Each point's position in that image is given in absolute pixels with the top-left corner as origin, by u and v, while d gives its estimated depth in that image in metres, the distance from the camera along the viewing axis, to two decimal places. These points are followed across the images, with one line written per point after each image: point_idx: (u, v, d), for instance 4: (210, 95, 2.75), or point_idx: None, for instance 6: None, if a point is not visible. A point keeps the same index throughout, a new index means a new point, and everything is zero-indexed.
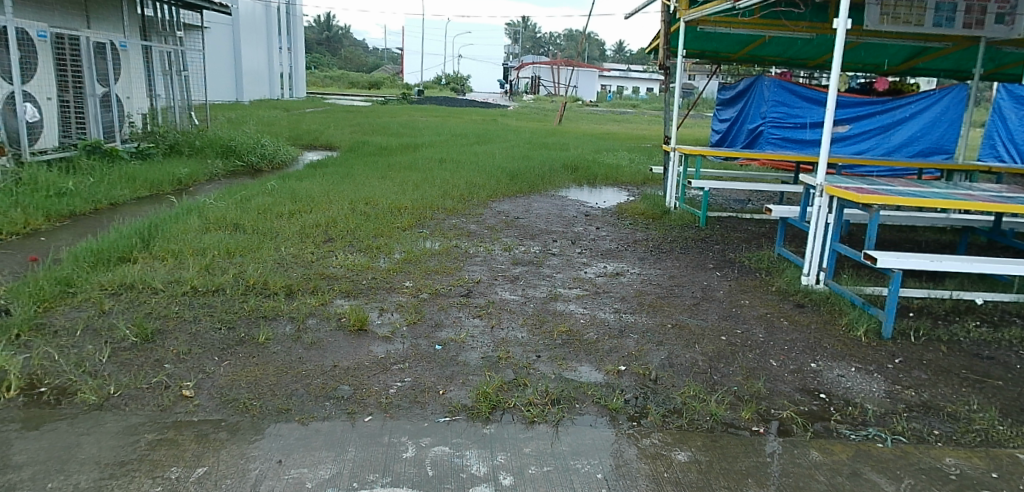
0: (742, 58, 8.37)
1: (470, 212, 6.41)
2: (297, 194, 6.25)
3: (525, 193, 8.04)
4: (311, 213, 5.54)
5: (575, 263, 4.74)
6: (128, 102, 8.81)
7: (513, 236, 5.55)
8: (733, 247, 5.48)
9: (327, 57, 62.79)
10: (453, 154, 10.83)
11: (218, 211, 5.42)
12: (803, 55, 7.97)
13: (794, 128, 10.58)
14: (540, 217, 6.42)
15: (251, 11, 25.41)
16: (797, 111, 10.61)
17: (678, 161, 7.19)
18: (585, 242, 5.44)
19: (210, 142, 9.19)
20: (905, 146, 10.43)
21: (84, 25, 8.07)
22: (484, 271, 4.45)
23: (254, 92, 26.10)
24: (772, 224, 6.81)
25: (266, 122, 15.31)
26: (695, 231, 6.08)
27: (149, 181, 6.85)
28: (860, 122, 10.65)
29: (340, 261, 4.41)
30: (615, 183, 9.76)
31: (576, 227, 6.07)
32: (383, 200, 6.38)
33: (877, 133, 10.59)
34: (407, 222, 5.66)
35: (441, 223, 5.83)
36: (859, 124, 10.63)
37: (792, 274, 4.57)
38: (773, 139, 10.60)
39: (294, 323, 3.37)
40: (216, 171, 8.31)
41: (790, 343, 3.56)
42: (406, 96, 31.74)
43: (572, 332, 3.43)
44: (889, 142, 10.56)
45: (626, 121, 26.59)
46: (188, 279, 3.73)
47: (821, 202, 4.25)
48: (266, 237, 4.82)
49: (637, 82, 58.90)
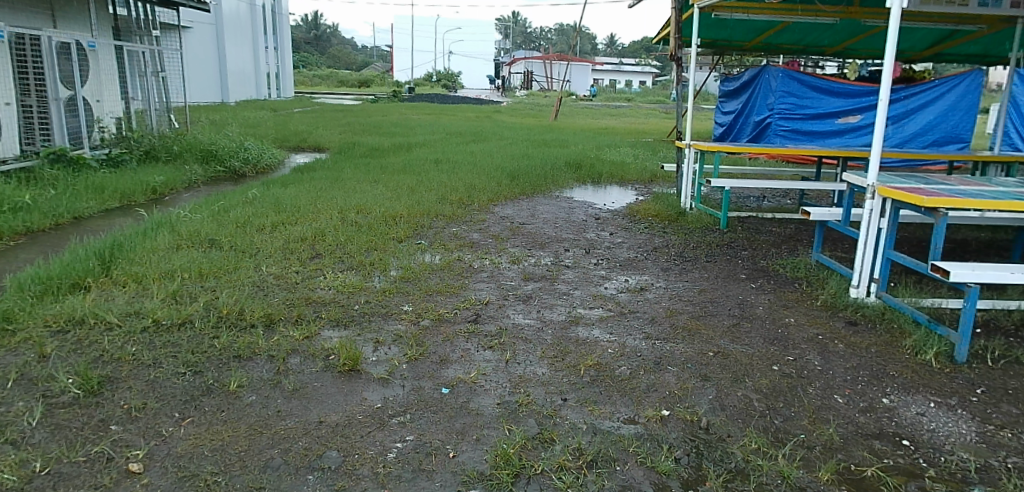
0: (756, 47, 7.88)
1: (471, 219, 5.91)
2: (281, 203, 5.72)
3: (528, 196, 7.53)
4: (297, 225, 5.03)
5: (594, 277, 4.24)
6: (99, 106, 8.25)
7: (520, 245, 5.06)
8: (763, 254, 4.98)
9: (316, 56, 62.07)
10: (449, 154, 10.31)
11: (193, 225, 4.89)
12: (821, 42, 7.52)
13: (802, 119, 10.12)
14: (547, 222, 5.94)
15: (236, 10, 24.80)
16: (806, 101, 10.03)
17: (695, 158, 6.66)
18: (601, 251, 4.94)
19: (189, 147, 8.65)
20: (918, 136, 9.84)
21: (49, 25, 7.52)
22: (492, 290, 3.93)
23: (241, 94, 25.51)
24: (797, 224, 6.33)
25: (253, 124, 14.77)
26: (718, 234, 5.60)
27: (118, 191, 6.40)
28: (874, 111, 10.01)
29: (327, 282, 3.90)
30: (621, 181, 9.26)
31: (589, 233, 5.57)
32: (377, 207, 5.86)
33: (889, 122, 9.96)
34: (404, 232, 5.15)
35: (440, 232, 5.33)
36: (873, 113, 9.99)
37: (836, 285, 4.08)
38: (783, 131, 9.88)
39: (273, 364, 2.84)
40: (195, 178, 7.78)
41: (854, 372, 3.05)
42: (397, 94, 31.17)
43: (602, 366, 2.91)
44: (901, 132, 9.93)
45: (622, 115, 26.17)
46: (150, 311, 3.22)
47: (873, 204, 3.77)
48: (244, 254, 4.33)
49: (630, 76, 58.52)
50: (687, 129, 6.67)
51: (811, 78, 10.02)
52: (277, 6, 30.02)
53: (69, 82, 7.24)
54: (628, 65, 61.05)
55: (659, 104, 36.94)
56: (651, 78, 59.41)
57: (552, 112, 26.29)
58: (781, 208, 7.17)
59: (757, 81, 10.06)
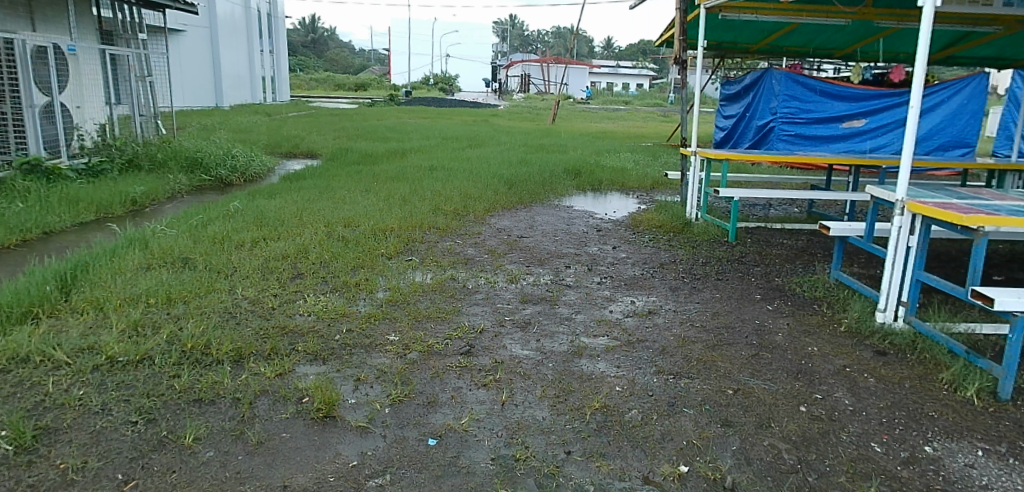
0: (762, 49, 7.59)
1: (466, 231, 5.59)
2: (264, 216, 5.38)
3: (526, 205, 7.21)
4: (279, 241, 4.71)
5: (597, 299, 3.92)
6: (79, 112, 7.91)
7: (518, 261, 4.74)
8: (777, 270, 4.67)
9: (313, 60, 61.81)
10: (443, 160, 9.99)
11: (167, 241, 4.57)
12: (830, 45, 7.26)
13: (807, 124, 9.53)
14: (547, 235, 5.63)
15: (230, 13, 24.47)
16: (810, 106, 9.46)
17: (701, 166, 6.35)
18: (604, 268, 4.62)
19: (173, 155, 8.31)
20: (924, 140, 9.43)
21: (25, 28, 7.19)
22: (487, 314, 3.61)
23: (235, 98, 25.18)
24: (808, 235, 6.02)
25: (245, 129, 14.45)
26: (727, 248, 5.29)
27: (94, 204, 6.06)
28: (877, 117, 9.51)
29: (307, 307, 3.57)
30: (622, 189, 8.94)
31: (590, 247, 5.25)
32: (366, 220, 5.53)
33: None
34: (394, 247, 4.83)
35: (433, 247, 5.01)
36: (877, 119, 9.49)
37: (860, 307, 3.77)
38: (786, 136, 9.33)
39: (238, 410, 2.51)
40: (178, 187, 7.45)
41: (890, 413, 2.73)
42: (393, 98, 30.88)
43: (610, 409, 2.59)
44: None
45: (620, 118, 25.94)
46: (105, 345, 2.89)
47: (902, 221, 3.45)
48: (219, 275, 4.00)
49: (627, 78, 58.38)
50: (692, 134, 6.34)
51: (815, 82, 9.52)
52: (272, 8, 29.69)
53: (45, 88, 6.90)
54: (626, 68, 60.84)
55: (657, 107, 36.69)
56: (649, 80, 59.31)
57: (550, 115, 26.01)
58: (790, 217, 6.87)
59: (759, 85, 9.51)
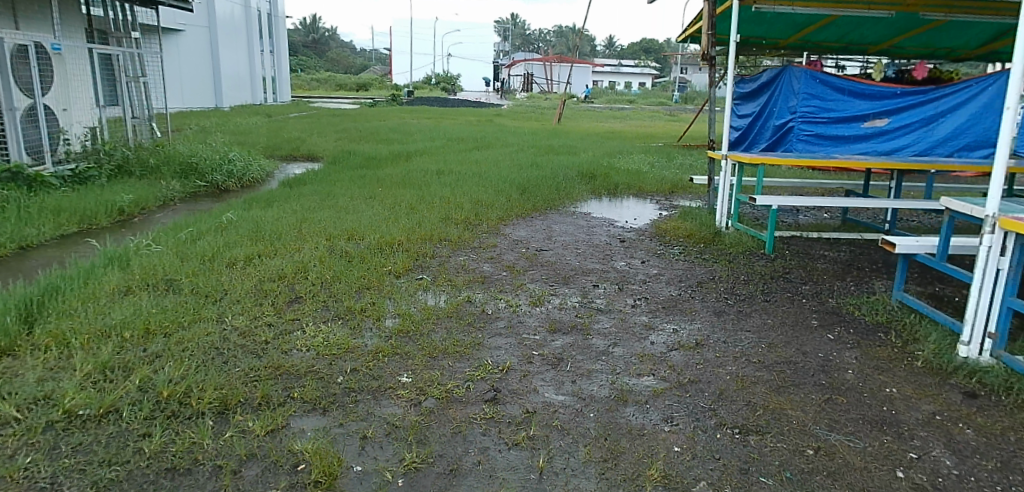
0: (792, 44, 7.18)
1: (479, 244, 5.14)
2: (261, 228, 4.92)
3: (541, 212, 6.74)
4: (275, 258, 4.26)
5: (634, 326, 3.45)
6: (65, 115, 7.47)
7: (540, 279, 4.29)
8: (827, 289, 4.20)
9: (314, 60, 61.41)
10: (450, 163, 9.53)
11: (152, 258, 4.13)
12: (865, 39, 6.90)
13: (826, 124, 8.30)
14: (567, 247, 5.17)
15: (230, 13, 24.06)
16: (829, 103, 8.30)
17: (732, 171, 5.88)
18: (636, 287, 4.15)
19: (165, 160, 7.86)
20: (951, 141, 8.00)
21: (8, 25, 6.76)
22: (512, 348, 3.14)
23: (236, 99, 24.76)
24: (850, 247, 5.56)
25: (244, 131, 13.99)
26: (767, 262, 4.82)
27: (77, 214, 5.60)
28: (899, 114, 8.23)
29: (305, 340, 3.12)
30: (640, 193, 8.47)
31: (617, 261, 4.79)
32: (371, 232, 5.07)
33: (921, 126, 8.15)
34: (402, 264, 4.38)
35: (445, 262, 4.55)
36: (898, 116, 8.20)
37: (937, 338, 3.29)
38: (805, 135, 8.26)
39: (220, 483, 2.06)
40: (170, 195, 6.99)
41: (1005, 478, 2.26)
42: (396, 98, 30.43)
43: (671, 479, 2.13)
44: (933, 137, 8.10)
45: (625, 117, 25.49)
46: (65, 394, 2.45)
47: (994, 240, 2.96)
48: (206, 300, 3.56)
49: (630, 77, 57.91)
50: (723, 137, 5.85)
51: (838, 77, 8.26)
52: (273, 8, 29.26)
53: (27, 89, 6.46)
54: (628, 67, 60.38)
55: (663, 106, 36.20)
56: (651, 79, 58.85)
57: (555, 115, 25.52)
58: (825, 225, 6.40)
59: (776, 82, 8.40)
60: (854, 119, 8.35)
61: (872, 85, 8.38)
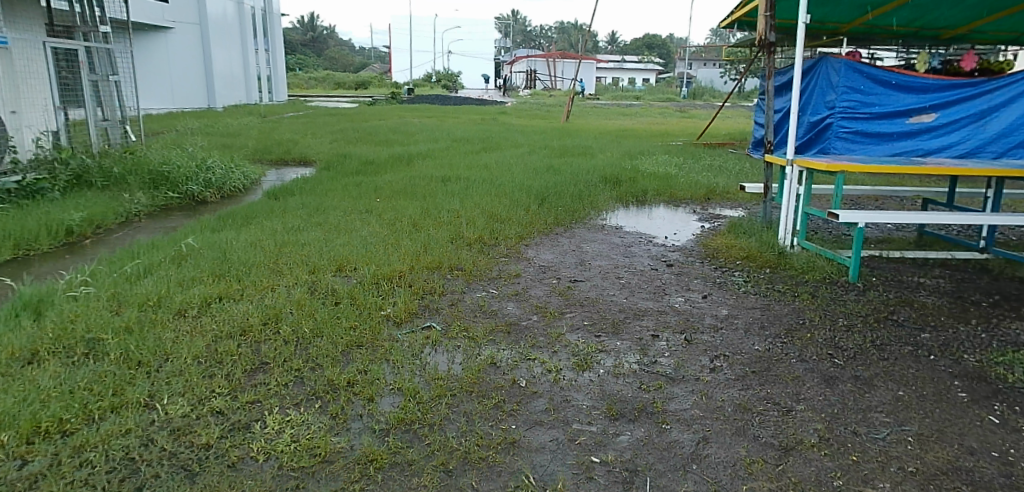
0: (856, 30, 6.28)
1: (499, 274, 4.20)
2: (228, 257, 3.96)
3: (565, 227, 5.81)
4: (240, 301, 3.33)
5: (725, 408, 2.50)
6: (15, 118, 6.53)
7: (581, 324, 3.34)
8: (952, 337, 3.26)
9: (313, 59, 60.42)
10: (457, 168, 8.58)
11: (79, 304, 3.19)
12: (941, 22, 6.04)
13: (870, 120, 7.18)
14: (606, 277, 4.23)
15: (223, 10, 23.18)
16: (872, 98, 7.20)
17: (797, 179, 4.93)
18: (707, 337, 3.20)
19: (133, 168, 6.93)
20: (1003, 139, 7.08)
21: None
22: (562, 451, 2.20)
23: (231, 98, 23.91)
24: (946, 270, 4.60)
25: (233, 134, 13.04)
26: (860, 296, 3.87)
27: (11, 236, 4.65)
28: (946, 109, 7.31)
29: (263, 442, 2.19)
30: (671, 200, 7.50)
31: (673, 297, 3.85)
32: (366, 260, 4.14)
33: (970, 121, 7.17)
34: (404, 308, 3.44)
35: (458, 303, 3.62)
36: (946, 112, 7.25)
37: None
38: (842, 134, 7.17)
39: None
40: (134, 209, 6.06)
41: None
42: (397, 95, 29.52)
43: None
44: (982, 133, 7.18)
45: (633, 114, 24.47)
46: None
47: None
48: (136, 372, 2.62)
49: (634, 73, 56.84)
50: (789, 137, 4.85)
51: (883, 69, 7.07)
52: (267, 5, 28.35)
53: None
54: (632, 63, 59.33)
55: (672, 102, 35.29)
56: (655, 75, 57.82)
57: (563, 113, 24.59)
58: (900, 239, 5.46)
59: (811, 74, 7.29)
60: (898, 115, 7.34)
61: (922, 77, 7.34)
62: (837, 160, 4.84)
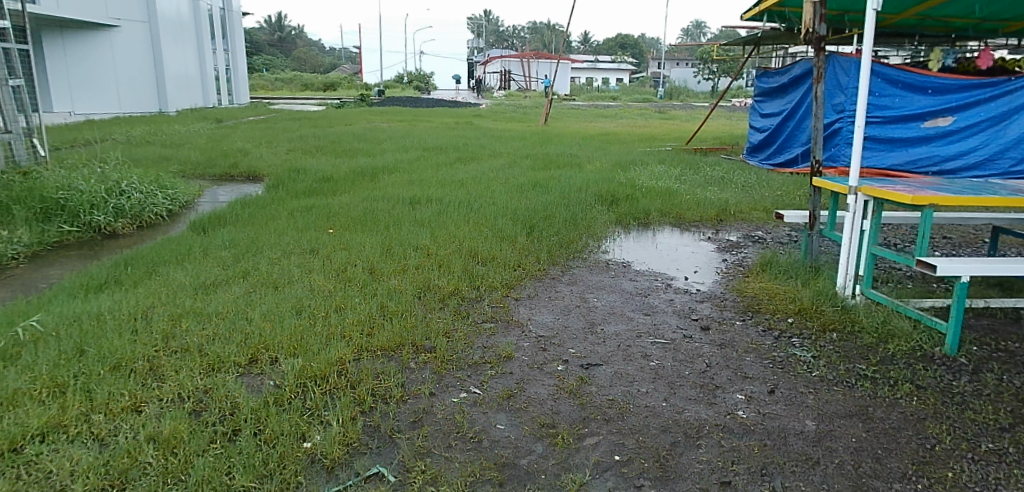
0: (903, 20, 5.34)
1: (483, 356, 3.03)
2: (87, 350, 2.74)
3: (560, 267, 4.66)
4: (71, 446, 2.11)
5: None
6: None
7: (610, 462, 2.20)
8: None
9: (279, 59, 58.43)
10: (427, 186, 7.36)
11: None
12: (1005, 13, 5.06)
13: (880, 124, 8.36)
14: (628, 356, 3.09)
15: (176, 9, 21.57)
16: (883, 99, 8.37)
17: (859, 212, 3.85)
18: (804, 483, 2.11)
19: (23, 196, 5.60)
20: None
21: None
22: None
23: (187, 101, 22.30)
24: None
25: (176, 143, 11.62)
26: (981, 388, 2.81)
27: None
28: (964, 112, 7.83)
29: None
30: (679, 222, 6.42)
31: (729, 393, 2.73)
32: (292, 345, 2.94)
33: (989, 126, 7.65)
34: (335, 439, 2.25)
35: (425, 421, 2.46)
36: (965, 115, 7.81)
37: None
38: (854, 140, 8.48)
39: None
40: (10, 251, 4.75)
41: None
42: (365, 97, 28.10)
43: None
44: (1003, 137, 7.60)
45: (613, 115, 23.37)
46: None
47: None
48: None
49: (609, 73, 55.98)
50: (853, 157, 3.75)
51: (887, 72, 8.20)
52: (225, 2, 26.68)
53: None
54: (607, 63, 58.48)
55: (650, 103, 34.38)
56: (631, 75, 57.09)
57: (541, 114, 23.44)
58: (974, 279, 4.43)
59: None
60: (916, 118, 8.14)
61: (938, 78, 7.98)
62: (915, 187, 3.74)
